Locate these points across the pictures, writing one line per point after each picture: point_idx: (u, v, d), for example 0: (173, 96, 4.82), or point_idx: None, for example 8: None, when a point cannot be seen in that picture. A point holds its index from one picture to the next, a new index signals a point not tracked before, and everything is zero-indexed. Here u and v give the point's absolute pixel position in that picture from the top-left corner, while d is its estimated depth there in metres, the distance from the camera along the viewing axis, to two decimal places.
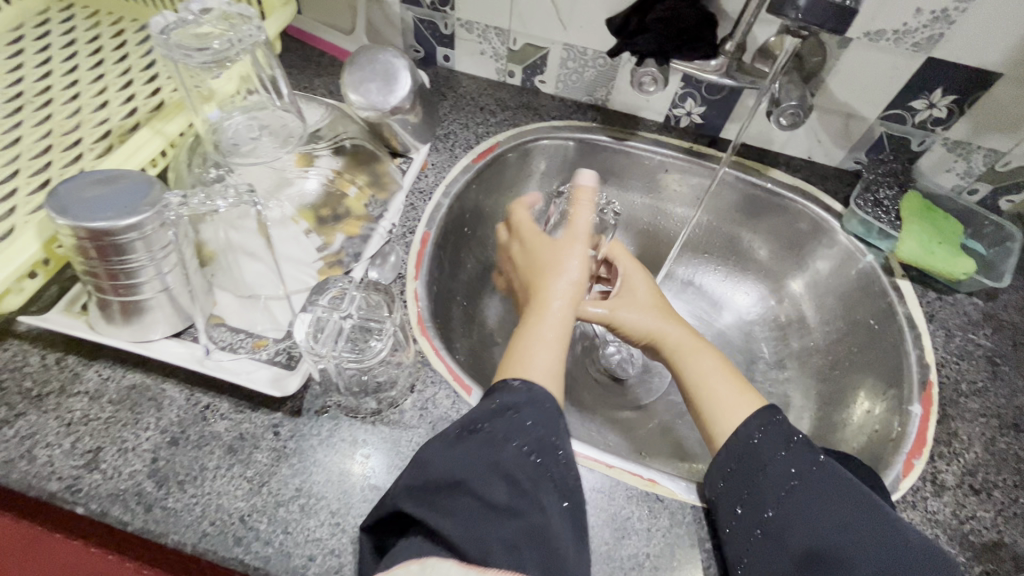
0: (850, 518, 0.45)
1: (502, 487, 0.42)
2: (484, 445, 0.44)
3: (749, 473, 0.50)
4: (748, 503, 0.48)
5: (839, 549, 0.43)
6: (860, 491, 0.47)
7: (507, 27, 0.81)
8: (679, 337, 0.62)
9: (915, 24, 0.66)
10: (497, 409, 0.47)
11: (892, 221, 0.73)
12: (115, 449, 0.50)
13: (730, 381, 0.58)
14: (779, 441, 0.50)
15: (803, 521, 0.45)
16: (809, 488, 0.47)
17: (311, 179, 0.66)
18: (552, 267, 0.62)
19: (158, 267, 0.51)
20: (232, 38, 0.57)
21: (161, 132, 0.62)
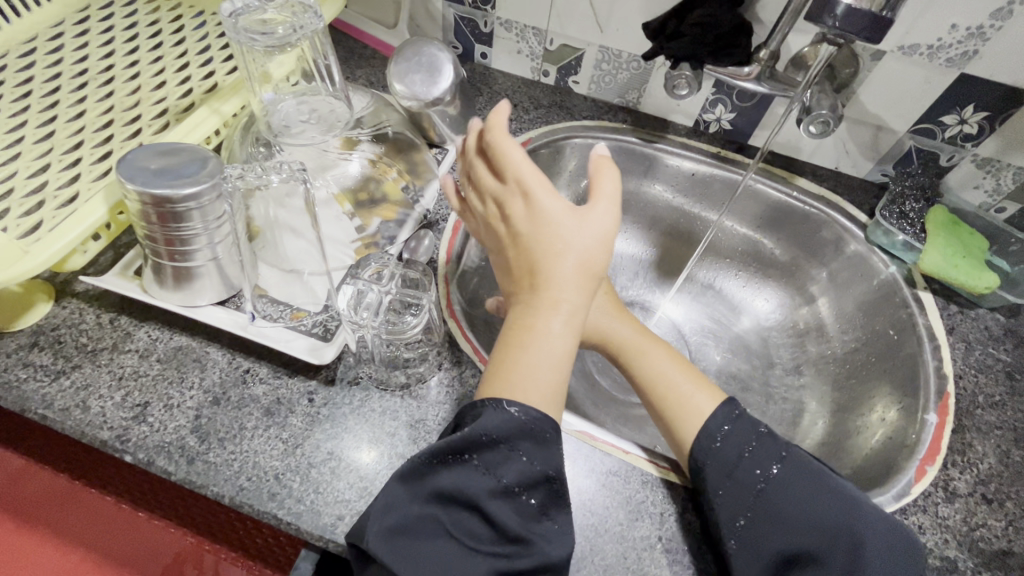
0: (821, 509, 0.48)
1: (483, 531, 0.44)
2: (469, 486, 0.45)
3: (719, 480, 0.50)
4: (721, 512, 0.50)
5: (811, 549, 0.46)
6: (828, 485, 0.49)
7: (545, 27, 0.84)
8: (629, 337, 0.63)
9: (950, 40, 0.67)
10: (485, 446, 0.46)
11: (917, 233, 0.74)
12: (161, 404, 0.54)
13: (691, 379, 0.59)
14: (740, 445, 0.52)
15: (777, 513, 0.48)
16: (777, 489, 0.49)
17: (354, 162, 0.70)
18: (566, 244, 0.50)
19: (210, 237, 0.55)
20: (295, 25, 0.61)
21: (218, 111, 0.65)
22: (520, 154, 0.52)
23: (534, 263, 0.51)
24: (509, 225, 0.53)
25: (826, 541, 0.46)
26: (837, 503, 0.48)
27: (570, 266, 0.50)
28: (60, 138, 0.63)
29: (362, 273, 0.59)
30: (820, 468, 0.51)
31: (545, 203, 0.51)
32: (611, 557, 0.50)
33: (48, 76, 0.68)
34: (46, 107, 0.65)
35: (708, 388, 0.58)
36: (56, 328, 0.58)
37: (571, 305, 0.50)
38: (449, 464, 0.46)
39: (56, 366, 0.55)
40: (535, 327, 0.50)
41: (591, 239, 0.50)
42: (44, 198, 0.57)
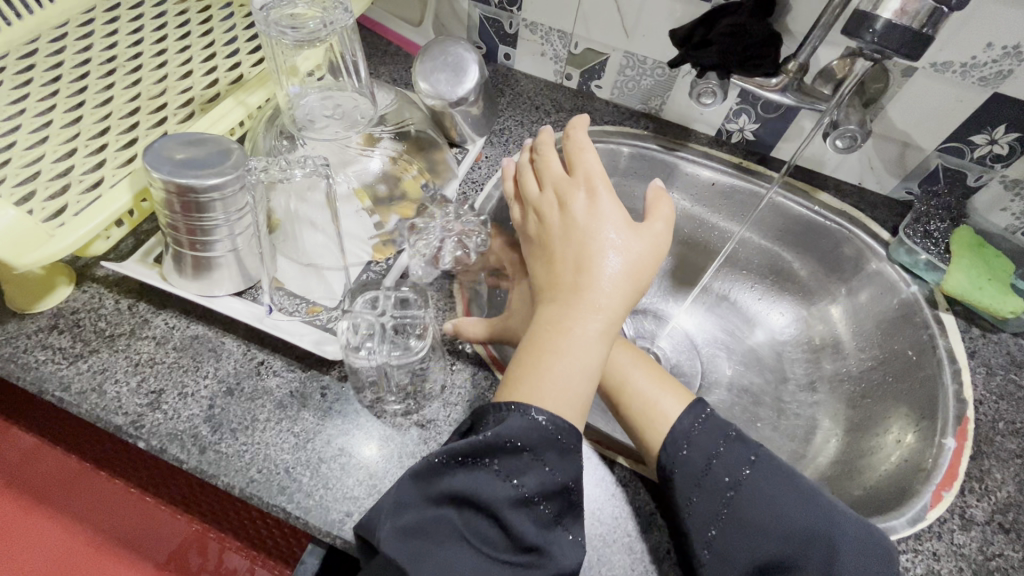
0: (790, 515, 0.47)
1: (497, 536, 0.44)
2: (491, 490, 0.44)
3: (688, 488, 0.50)
4: (693, 523, 0.49)
5: (785, 558, 0.46)
6: (799, 490, 0.49)
7: (570, 30, 0.84)
8: None
9: (984, 58, 0.66)
10: (512, 451, 0.45)
11: (941, 253, 0.73)
12: (176, 392, 0.54)
13: (656, 382, 0.59)
14: (707, 452, 0.51)
15: (750, 523, 0.48)
16: (746, 496, 0.49)
17: (374, 159, 0.69)
18: (622, 246, 0.56)
19: (231, 229, 0.55)
20: (324, 20, 0.61)
21: (244, 102, 0.66)
22: (594, 163, 0.62)
23: (583, 254, 0.56)
24: (566, 215, 0.59)
25: (798, 548, 0.46)
26: (809, 509, 0.48)
27: (618, 266, 0.55)
28: (87, 124, 0.63)
29: (354, 304, 0.58)
30: (789, 471, 0.51)
31: (608, 205, 0.58)
32: (618, 568, 0.50)
33: (76, 62, 0.69)
34: (74, 93, 0.66)
35: (673, 390, 0.58)
36: (76, 311, 0.58)
37: (608, 307, 0.53)
38: (472, 466, 0.45)
39: (74, 350, 0.56)
40: (571, 320, 0.52)
41: (640, 251, 0.57)
42: (69, 182, 0.58)
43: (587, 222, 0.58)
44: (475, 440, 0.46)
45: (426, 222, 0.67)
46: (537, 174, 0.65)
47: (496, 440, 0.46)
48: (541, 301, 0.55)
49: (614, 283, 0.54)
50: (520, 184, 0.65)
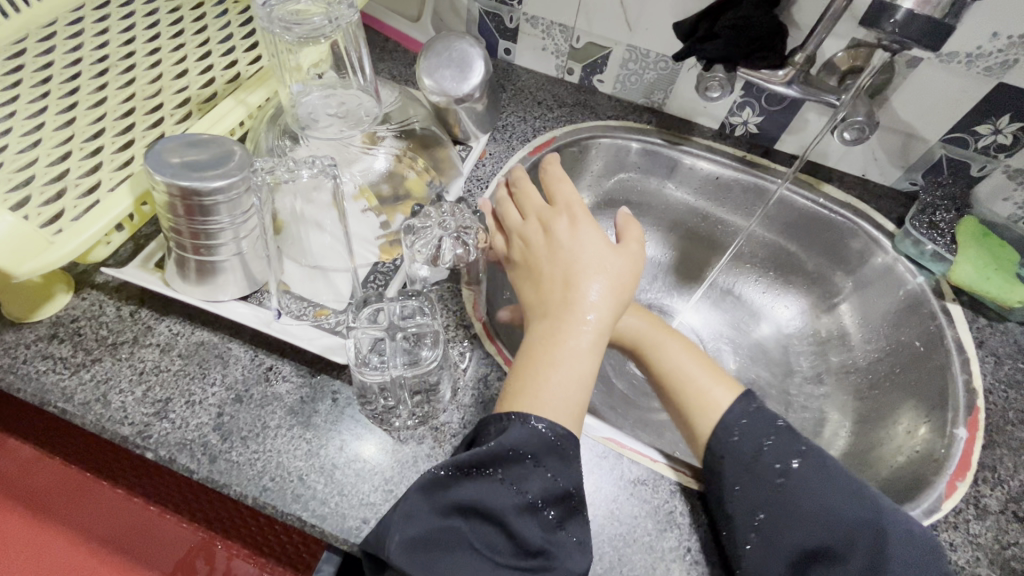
0: (840, 504, 0.47)
1: (506, 544, 0.44)
2: (498, 499, 0.44)
3: (737, 473, 0.50)
4: (739, 506, 0.49)
5: (831, 542, 0.46)
6: (850, 482, 0.49)
7: (572, 24, 0.83)
8: (644, 330, 0.65)
9: (990, 48, 0.66)
10: (515, 459, 0.46)
11: (947, 244, 0.73)
12: (183, 400, 0.53)
13: (707, 371, 0.59)
14: (758, 439, 0.52)
15: (799, 509, 0.47)
16: (797, 483, 0.49)
17: (379, 158, 0.68)
18: (601, 264, 0.58)
19: (236, 232, 0.54)
20: (328, 16, 0.59)
21: (244, 101, 0.64)
22: (572, 191, 0.64)
23: (569, 272, 0.57)
24: (549, 238, 0.60)
25: (845, 535, 0.46)
26: (859, 500, 0.47)
27: (601, 283, 0.56)
28: (81, 125, 0.61)
29: (358, 319, 0.53)
30: (841, 468, 0.50)
31: (588, 228, 0.60)
32: (639, 568, 0.49)
33: (67, 62, 0.67)
34: (67, 94, 0.64)
35: (723, 380, 0.58)
36: (76, 319, 0.57)
37: (596, 321, 0.54)
38: (478, 476, 0.45)
39: (76, 359, 0.54)
40: (564, 333, 0.53)
41: (622, 267, 0.58)
42: (65, 187, 0.56)
43: (570, 244, 0.59)
44: (480, 451, 0.46)
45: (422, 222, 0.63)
46: (517, 205, 0.66)
47: (499, 449, 0.46)
48: (533, 319, 0.56)
49: (601, 296, 0.55)
50: (501, 218, 0.66)
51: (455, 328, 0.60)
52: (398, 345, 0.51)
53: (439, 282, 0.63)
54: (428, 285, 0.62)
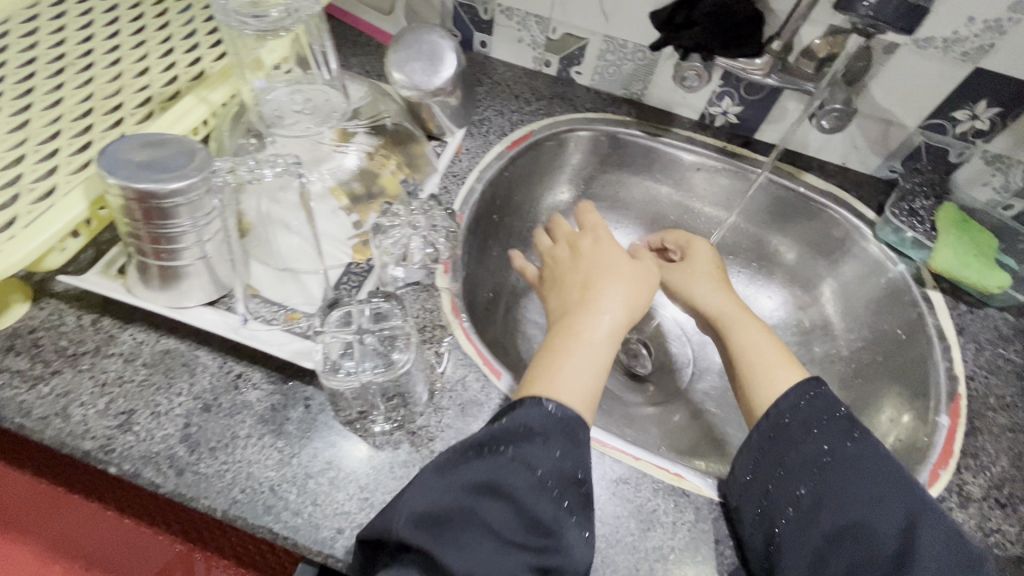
0: (880, 484, 0.47)
1: (518, 524, 0.42)
2: (509, 478, 0.43)
3: (782, 451, 0.51)
4: (780, 484, 0.49)
5: (866, 521, 0.45)
6: (894, 466, 0.48)
7: (548, 15, 0.81)
8: (727, 309, 0.67)
9: (967, 33, 0.65)
10: (529, 434, 0.45)
11: (927, 231, 0.72)
12: (148, 412, 0.51)
13: (776, 353, 0.59)
14: (808, 421, 0.52)
15: (837, 488, 0.47)
16: (840, 464, 0.48)
17: (350, 155, 0.65)
18: (619, 270, 0.61)
19: (199, 235, 0.52)
20: (290, 8, 0.57)
21: (206, 99, 0.62)
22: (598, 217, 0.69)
23: (589, 276, 0.61)
24: (574, 250, 0.65)
25: (880, 514, 0.45)
26: (899, 484, 0.47)
27: (617, 284, 0.59)
28: (36, 127, 0.59)
29: (326, 323, 0.52)
30: (894, 460, 0.49)
31: (608, 241, 0.65)
32: (622, 569, 0.48)
33: (19, 61, 0.64)
34: (20, 94, 0.61)
35: (789, 362, 0.58)
36: (34, 330, 0.54)
37: (610, 318, 0.56)
38: (490, 452, 0.44)
39: (34, 372, 0.52)
40: (579, 327, 0.55)
41: (639, 274, 0.62)
42: (19, 192, 0.53)
43: (591, 253, 0.64)
44: (495, 428, 0.46)
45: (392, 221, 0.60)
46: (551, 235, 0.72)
47: (514, 427, 0.46)
48: (553, 320, 0.59)
49: (617, 296, 0.58)
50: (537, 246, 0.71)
51: (431, 328, 0.59)
52: (369, 349, 0.49)
53: (414, 282, 0.61)
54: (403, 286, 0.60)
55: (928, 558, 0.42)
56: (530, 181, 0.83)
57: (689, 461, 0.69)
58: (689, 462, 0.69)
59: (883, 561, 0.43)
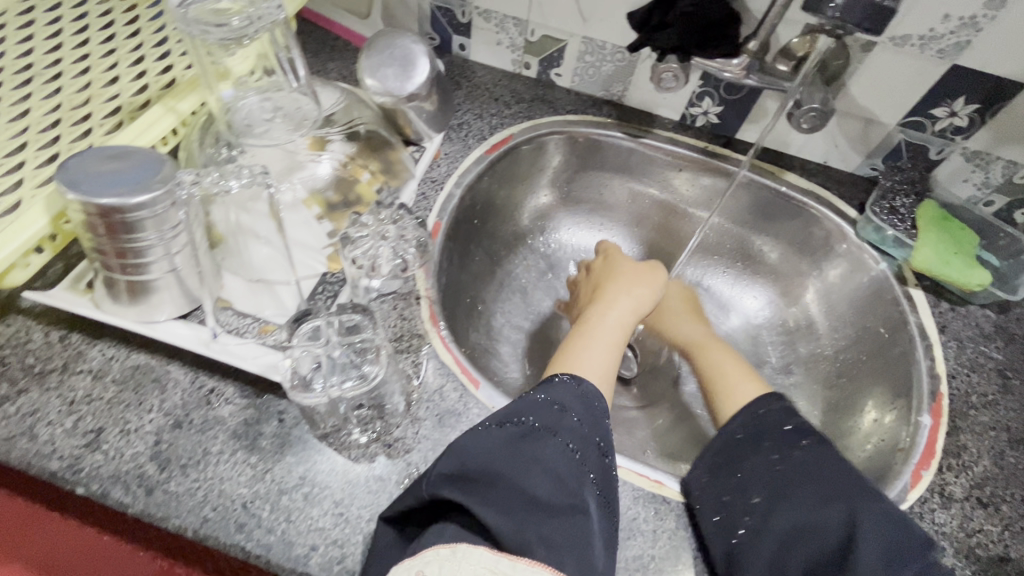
0: (829, 484, 0.48)
1: (550, 483, 0.44)
2: (538, 448, 0.46)
3: (736, 462, 0.53)
4: (736, 494, 0.50)
5: (816, 520, 0.46)
6: (842, 465, 0.50)
7: (525, 17, 0.80)
8: (699, 337, 0.72)
9: (943, 30, 0.65)
10: (558, 411, 0.50)
11: (908, 229, 0.72)
12: (117, 430, 0.50)
13: (740, 371, 0.65)
14: (757, 434, 0.55)
15: (789, 492, 0.49)
16: (790, 468, 0.51)
17: (323, 163, 0.65)
18: (626, 280, 0.73)
19: (167, 248, 0.50)
20: (251, 15, 0.56)
21: (173, 109, 0.61)
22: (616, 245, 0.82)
23: (602, 285, 0.73)
24: (592, 270, 0.78)
25: (830, 512, 0.46)
26: (846, 482, 0.48)
27: (624, 290, 0.71)
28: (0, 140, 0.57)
29: (296, 338, 0.49)
30: (843, 461, 0.50)
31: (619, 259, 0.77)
32: None
33: None
34: None
35: (752, 379, 0.63)
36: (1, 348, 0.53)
37: (617, 316, 0.68)
38: (520, 426, 0.48)
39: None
40: (592, 321, 0.67)
41: (645, 282, 0.73)
42: None
43: (605, 269, 0.76)
44: (523, 406, 0.50)
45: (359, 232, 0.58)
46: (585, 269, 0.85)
47: (542, 405, 0.51)
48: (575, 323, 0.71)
49: (623, 299, 0.70)
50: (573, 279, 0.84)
51: (408, 338, 0.58)
52: (338, 363, 0.48)
53: (392, 291, 0.60)
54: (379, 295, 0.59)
55: (869, 548, 0.43)
56: (510, 185, 0.83)
57: (674, 465, 0.69)
58: (674, 467, 0.69)
59: (832, 559, 0.44)
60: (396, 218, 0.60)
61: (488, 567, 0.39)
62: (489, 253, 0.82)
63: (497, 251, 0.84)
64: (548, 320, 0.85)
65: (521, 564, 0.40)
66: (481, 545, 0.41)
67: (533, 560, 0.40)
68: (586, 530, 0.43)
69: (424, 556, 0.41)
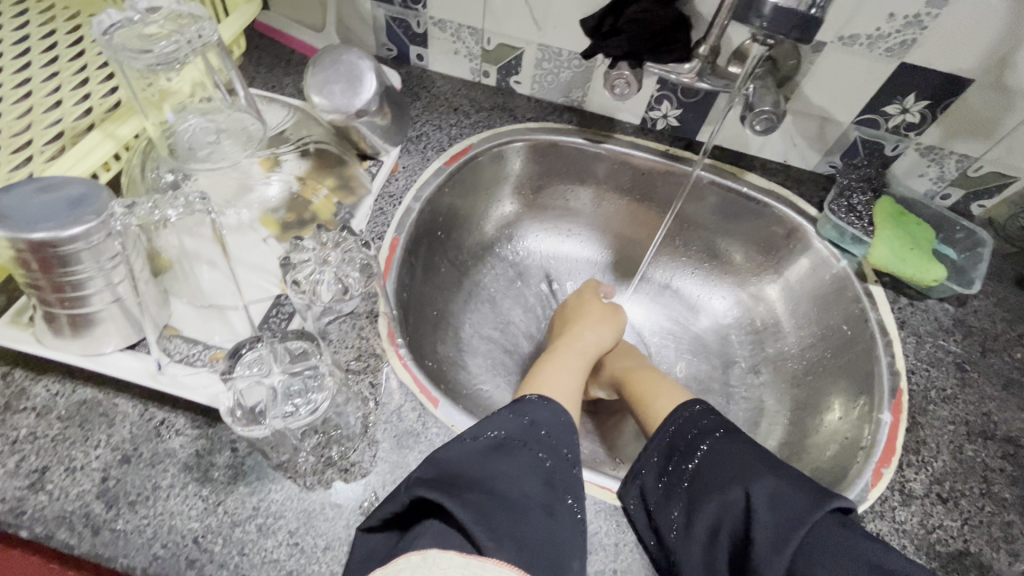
0: (729, 472, 0.50)
1: (523, 486, 0.45)
2: (510, 457, 0.47)
3: (652, 479, 0.54)
4: (658, 509, 0.51)
5: (724, 512, 0.48)
6: (739, 451, 0.52)
7: (481, 26, 0.80)
8: (636, 367, 0.71)
9: (889, 29, 0.65)
10: (529, 425, 0.51)
11: (865, 227, 0.73)
12: (62, 468, 0.48)
13: (669, 390, 0.65)
14: (669, 449, 0.56)
15: (700, 492, 0.50)
16: (697, 468, 0.53)
17: (273, 185, 0.64)
18: (590, 315, 0.75)
19: (108, 279, 0.49)
20: (180, 39, 0.55)
21: (112, 134, 0.60)
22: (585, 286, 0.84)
23: (566, 321, 0.76)
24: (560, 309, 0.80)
25: (732, 500, 0.48)
26: (738, 467, 0.51)
27: (587, 323, 0.74)
28: None
29: (238, 366, 0.48)
30: (738, 446, 0.53)
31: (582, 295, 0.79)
32: None
33: None
34: None
35: (677, 395, 0.65)
36: None
37: (578, 347, 0.70)
38: (493, 437, 0.48)
39: None
40: (555, 351, 0.69)
41: (608, 318, 0.75)
42: None
43: (571, 305, 0.78)
44: (496, 420, 0.51)
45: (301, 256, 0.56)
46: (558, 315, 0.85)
47: (514, 419, 0.51)
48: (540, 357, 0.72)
49: (584, 332, 0.72)
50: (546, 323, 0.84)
51: (366, 358, 0.57)
52: (284, 390, 0.47)
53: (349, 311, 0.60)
54: (336, 315, 0.58)
55: (767, 520, 0.45)
56: (473, 196, 0.82)
57: None
58: None
59: (743, 542, 0.45)
60: (339, 242, 0.57)
61: (457, 571, 0.37)
62: (455, 264, 0.82)
63: (464, 261, 0.83)
64: (518, 329, 0.84)
65: (489, 564, 0.38)
66: (450, 550, 0.39)
67: (499, 559, 0.38)
68: (556, 533, 0.43)
69: (394, 565, 0.38)
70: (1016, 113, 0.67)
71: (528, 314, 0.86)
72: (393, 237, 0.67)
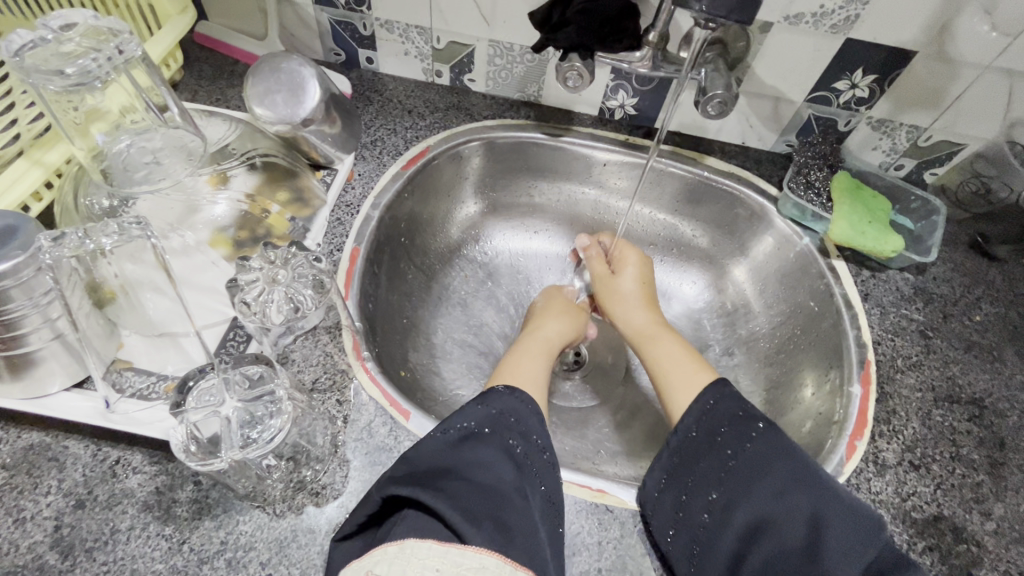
0: (781, 484, 0.47)
1: (498, 472, 0.45)
2: (481, 446, 0.46)
3: (690, 461, 0.52)
4: (693, 492, 0.50)
5: (776, 522, 0.45)
6: (802, 469, 0.48)
7: (428, 25, 0.78)
8: (647, 325, 0.70)
9: (832, 6, 0.66)
10: (498, 415, 0.49)
11: (823, 203, 0.74)
12: (10, 521, 0.46)
13: (688, 358, 0.64)
14: (712, 429, 0.53)
15: (742, 490, 0.48)
16: (743, 462, 0.49)
17: (220, 205, 0.62)
18: (568, 313, 0.73)
19: (45, 315, 0.47)
20: (100, 57, 0.52)
21: (39, 161, 0.57)
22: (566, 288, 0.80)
23: (537, 315, 0.73)
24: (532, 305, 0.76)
25: (787, 515, 0.45)
26: (802, 482, 0.47)
27: (556, 325, 0.70)
28: None
29: (189, 401, 0.46)
30: (792, 448, 0.49)
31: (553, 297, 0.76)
32: None
33: None
34: None
35: (701, 366, 0.63)
36: None
37: (548, 341, 0.68)
38: (465, 427, 0.47)
39: None
40: (526, 346, 0.66)
41: (577, 321, 0.73)
42: None
43: (543, 303, 0.75)
44: (466, 411, 0.49)
45: (248, 275, 0.55)
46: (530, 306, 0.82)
47: (483, 408, 0.50)
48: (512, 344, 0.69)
49: (555, 331, 0.69)
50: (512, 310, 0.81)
51: (331, 375, 0.55)
52: (238, 419, 0.45)
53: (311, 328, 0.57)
54: (298, 335, 0.56)
55: (834, 542, 0.43)
56: (434, 198, 0.80)
57: (627, 465, 0.68)
58: (627, 466, 0.68)
59: (794, 562, 0.43)
60: (288, 259, 0.56)
61: (435, 559, 0.38)
62: (422, 269, 0.80)
63: (431, 266, 0.81)
64: (491, 329, 0.83)
65: (469, 551, 0.38)
66: (429, 537, 0.39)
67: (479, 546, 0.39)
68: (527, 515, 0.43)
69: (373, 556, 0.39)
70: (960, 82, 0.69)
71: (502, 313, 0.84)
72: (353, 248, 0.65)
